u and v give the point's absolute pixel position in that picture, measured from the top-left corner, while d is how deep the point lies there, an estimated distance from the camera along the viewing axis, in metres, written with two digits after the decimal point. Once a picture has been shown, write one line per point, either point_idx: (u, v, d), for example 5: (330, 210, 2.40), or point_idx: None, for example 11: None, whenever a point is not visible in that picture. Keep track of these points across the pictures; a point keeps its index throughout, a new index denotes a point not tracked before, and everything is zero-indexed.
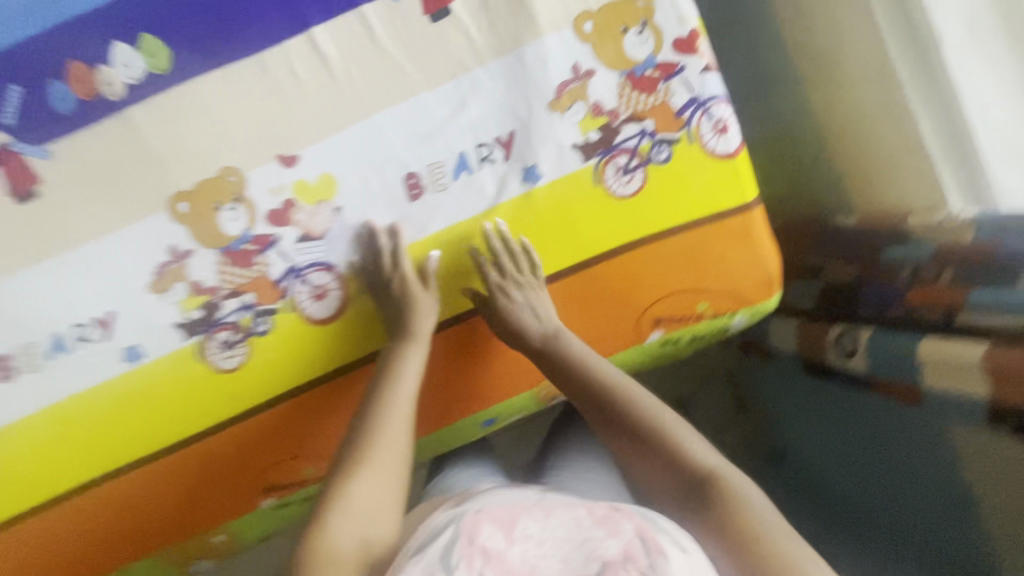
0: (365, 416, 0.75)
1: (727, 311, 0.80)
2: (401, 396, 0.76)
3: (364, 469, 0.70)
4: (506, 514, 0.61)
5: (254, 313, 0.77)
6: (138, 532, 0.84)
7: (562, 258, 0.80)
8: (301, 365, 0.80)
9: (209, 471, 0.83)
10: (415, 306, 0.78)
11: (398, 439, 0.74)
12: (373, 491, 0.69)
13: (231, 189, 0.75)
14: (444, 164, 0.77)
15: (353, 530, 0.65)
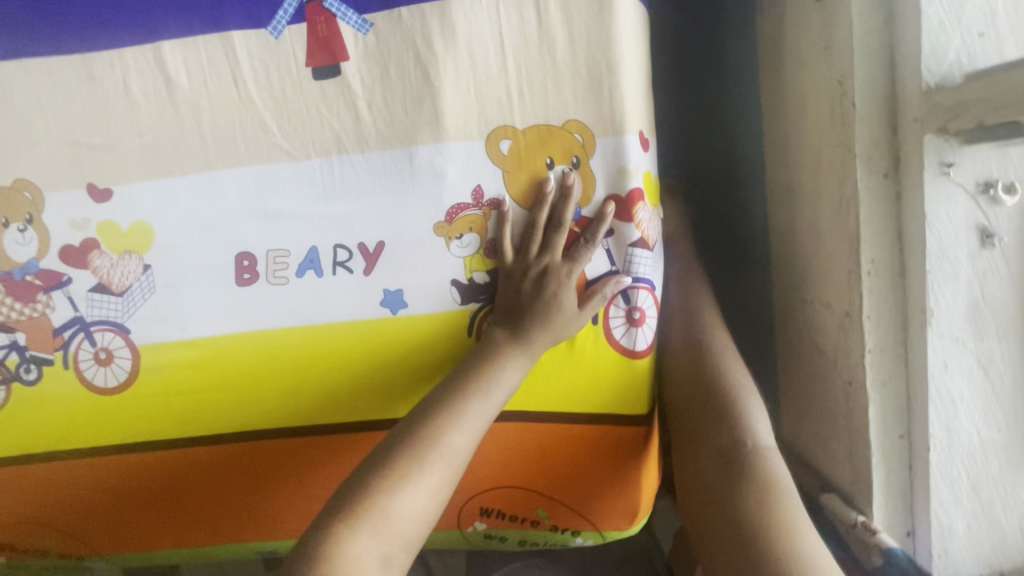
0: (447, 391, 0.53)
1: (571, 529, 0.67)
2: (478, 412, 0.53)
3: (413, 473, 0.48)
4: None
5: (23, 356, 0.64)
6: (19, 525, 0.69)
7: (395, 402, 0.64)
8: (252, 386, 0.64)
9: (127, 488, 0.67)
10: (557, 311, 0.56)
11: (456, 458, 0.51)
12: (421, 506, 0.48)
13: (23, 207, 0.60)
14: (289, 256, 0.61)
15: (382, 545, 0.46)
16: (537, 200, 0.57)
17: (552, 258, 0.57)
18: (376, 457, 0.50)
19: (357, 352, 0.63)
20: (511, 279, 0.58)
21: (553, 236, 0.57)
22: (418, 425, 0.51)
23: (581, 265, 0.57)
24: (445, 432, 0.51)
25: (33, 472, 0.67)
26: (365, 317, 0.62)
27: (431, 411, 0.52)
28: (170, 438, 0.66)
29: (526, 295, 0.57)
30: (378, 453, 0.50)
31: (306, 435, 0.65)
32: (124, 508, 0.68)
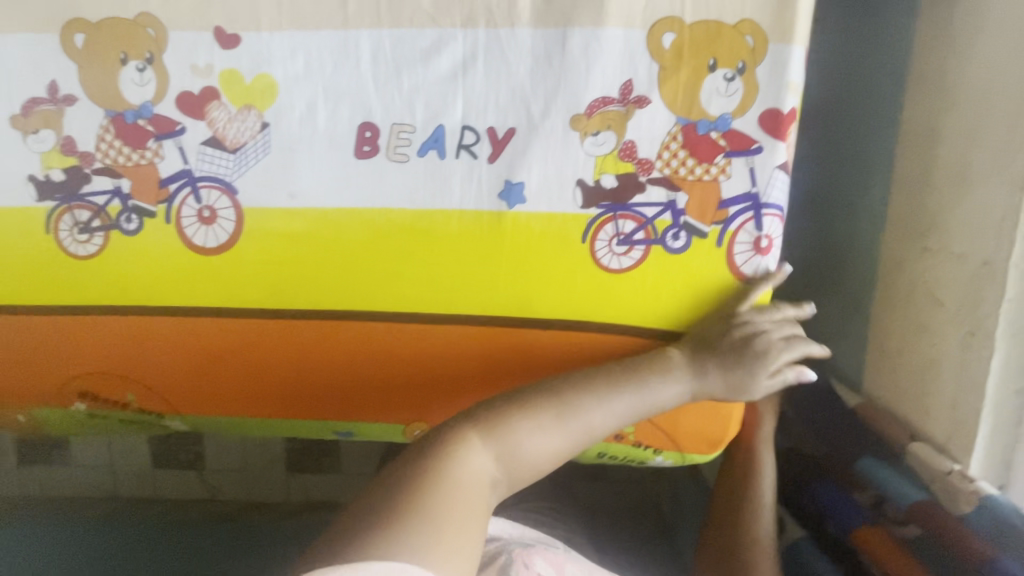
0: (604, 371, 0.53)
1: (651, 446, 0.64)
2: (632, 405, 0.52)
3: (547, 430, 0.49)
4: (553, 557, 0.59)
5: (125, 205, 0.62)
6: (104, 377, 0.68)
7: (507, 301, 0.62)
8: (360, 264, 0.63)
9: (215, 351, 0.66)
10: (754, 342, 0.56)
11: (589, 435, 0.51)
12: (546, 456, 0.49)
13: (143, 44, 0.58)
14: (414, 132, 0.59)
15: (494, 471, 0.47)
16: (729, 105, 0.55)
17: (768, 338, 0.56)
18: (516, 400, 0.50)
19: (471, 242, 0.61)
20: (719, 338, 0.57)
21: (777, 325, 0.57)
22: (564, 391, 0.51)
23: (794, 351, 0.57)
24: (590, 400, 0.51)
25: (128, 322, 0.66)
26: (482, 207, 0.60)
27: (580, 380, 0.52)
28: (264, 308, 0.65)
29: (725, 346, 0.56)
30: (525, 394, 0.50)
31: (402, 321, 0.64)
32: (209, 372, 0.67)
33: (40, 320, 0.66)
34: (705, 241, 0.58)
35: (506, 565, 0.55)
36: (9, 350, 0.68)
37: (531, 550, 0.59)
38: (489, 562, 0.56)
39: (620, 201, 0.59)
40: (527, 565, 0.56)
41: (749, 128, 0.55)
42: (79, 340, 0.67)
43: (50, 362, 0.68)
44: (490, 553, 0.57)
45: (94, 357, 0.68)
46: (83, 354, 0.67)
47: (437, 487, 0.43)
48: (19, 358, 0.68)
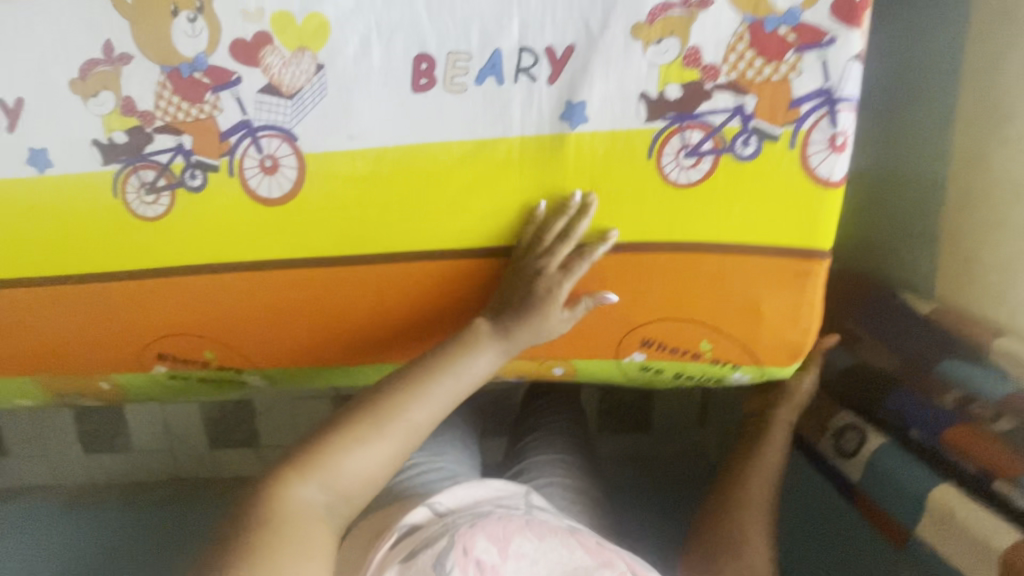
0: (417, 366, 0.57)
1: (728, 363, 0.64)
2: (445, 394, 0.56)
3: (371, 438, 0.52)
4: (501, 532, 0.63)
5: (188, 161, 0.62)
6: (181, 337, 0.70)
7: (574, 228, 0.62)
8: (423, 201, 0.62)
9: (288, 303, 0.67)
10: (537, 284, 0.60)
11: (415, 431, 0.54)
12: (373, 466, 0.52)
13: None
14: (470, 59, 0.58)
15: (322, 495, 0.49)
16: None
17: (550, 283, 0.60)
18: (326, 428, 0.53)
19: (534, 170, 0.60)
20: (506, 296, 0.61)
21: (564, 249, 0.60)
22: (376, 400, 0.54)
23: (572, 279, 0.61)
24: (402, 399, 0.54)
25: (198, 281, 0.67)
26: (543, 132, 0.59)
27: (391, 384, 0.55)
28: (331, 256, 0.65)
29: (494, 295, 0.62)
30: (340, 415, 0.53)
31: (470, 256, 0.64)
32: (284, 323, 0.69)
33: (114, 286, 0.67)
34: (776, 145, 0.57)
35: (441, 551, 0.59)
36: (85, 319, 0.69)
37: (475, 528, 0.62)
38: (431, 542, 0.61)
39: (687, 112, 0.57)
40: (466, 551, 0.59)
41: (821, 18, 0.53)
42: (154, 303, 0.68)
43: (127, 328, 0.69)
44: (436, 533, 0.62)
45: (168, 319, 0.69)
46: (159, 316, 0.69)
47: (254, 545, 0.44)
48: (96, 326, 0.70)
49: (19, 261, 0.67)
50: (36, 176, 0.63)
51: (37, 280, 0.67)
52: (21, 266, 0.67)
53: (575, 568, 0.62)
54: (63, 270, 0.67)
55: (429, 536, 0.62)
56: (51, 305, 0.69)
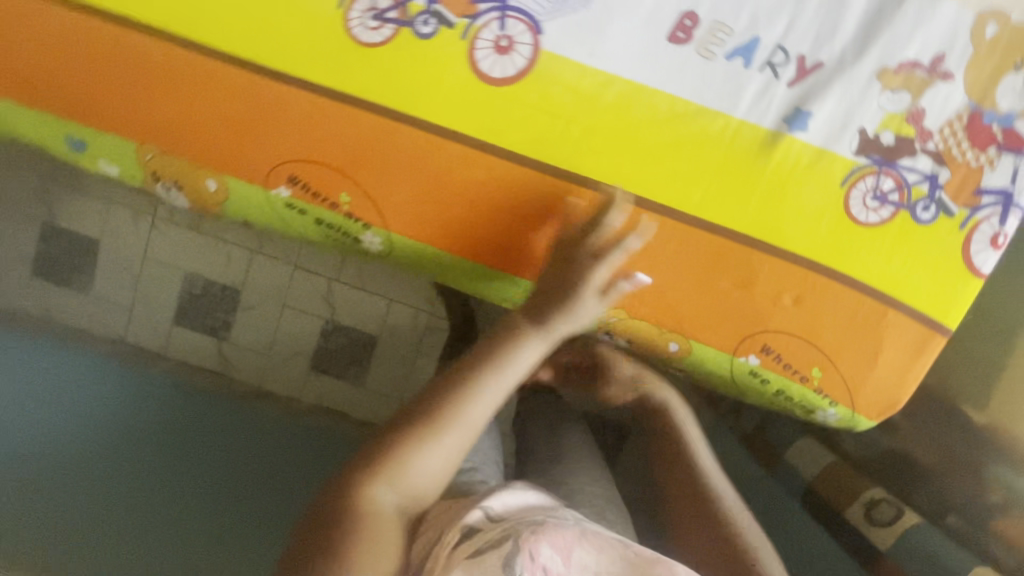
0: (468, 368, 0.60)
1: (829, 397, 0.68)
2: (495, 397, 0.59)
3: (428, 440, 0.56)
4: (563, 538, 0.55)
5: (429, 7, 0.62)
6: (326, 170, 0.67)
7: (748, 221, 0.65)
8: (625, 140, 0.64)
9: (451, 180, 0.66)
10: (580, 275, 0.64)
11: (468, 431, 0.58)
12: (437, 464, 0.56)
13: None
14: (730, 34, 0.62)
15: (394, 492, 0.54)
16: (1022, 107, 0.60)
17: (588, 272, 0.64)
18: (393, 436, 0.56)
19: (738, 155, 0.64)
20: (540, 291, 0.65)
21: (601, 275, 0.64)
22: (432, 405, 0.58)
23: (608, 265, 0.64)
24: (467, 406, 0.58)
25: (375, 122, 0.65)
26: (762, 124, 0.63)
27: (450, 388, 0.59)
28: (514, 154, 0.65)
29: (539, 296, 0.65)
30: (400, 420, 0.58)
31: (643, 207, 0.66)
32: (437, 199, 0.68)
33: (289, 91, 0.65)
34: (948, 219, 0.63)
35: (508, 555, 0.52)
36: (238, 109, 0.66)
37: (539, 531, 0.54)
38: (496, 545, 0.53)
39: (889, 159, 0.62)
40: (535, 559, 0.52)
41: None
42: (319, 124, 0.66)
43: (276, 136, 0.67)
44: (499, 535, 0.54)
45: (325, 146, 0.67)
46: (317, 139, 0.66)
47: (360, 532, 0.50)
48: (245, 121, 0.66)
49: (206, 24, 0.63)
50: None
51: (210, 50, 0.64)
52: (205, 30, 0.63)
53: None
54: (245, 53, 0.64)
55: (488, 540, 0.54)
56: (211, 81, 0.65)
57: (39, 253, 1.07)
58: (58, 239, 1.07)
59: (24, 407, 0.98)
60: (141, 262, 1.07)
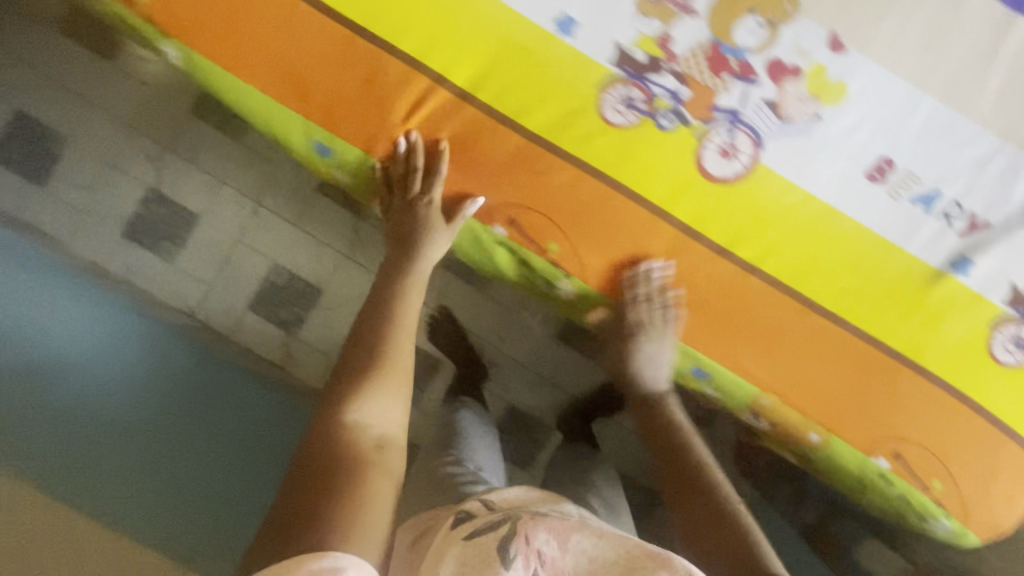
0: (378, 335, 0.68)
1: (944, 508, 0.77)
2: (404, 338, 0.69)
3: (373, 389, 0.62)
4: (559, 524, 0.56)
5: (674, 106, 0.72)
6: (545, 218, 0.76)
7: (903, 339, 0.74)
8: (813, 250, 0.74)
9: (654, 250, 0.76)
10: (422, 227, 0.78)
11: (398, 368, 0.65)
12: (390, 411, 0.61)
13: (776, 12, 0.71)
14: (918, 183, 0.73)
15: (369, 428, 0.59)
16: None
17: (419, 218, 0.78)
18: (333, 400, 0.61)
19: (905, 282, 0.74)
20: (400, 247, 0.80)
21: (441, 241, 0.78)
22: (361, 363, 0.65)
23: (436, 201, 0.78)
24: (392, 347, 0.67)
25: (601, 190, 0.74)
26: (931, 262, 0.73)
27: (367, 347, 0.66)
28: (714, 240, 0.75)
29: (394, 250, 0.80)
30: (336, 390, 0.62)
31: (813, 311, 0.74)
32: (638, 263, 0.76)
33: (535, 147, 0.73)
34: None
35: (502, 536, 0.53)
36: (485, 151, 0.75)
37: (537, 519, 0.56)
38: (493, 525, 0.55)
39: None
40: (530, 542, 0.53)
41: None
42: (551, 179, 0.75)
43: (508, 181, 0.75)
44: (495, 519, 0.56)
45: (551, 199, 0.75)
46: (546, 191, 0.75)
47: (352, 483, 0.53)
48: (487, 162, 0.75)
49: (480, 75, 0.72)
50: (553, 34, 0.71)
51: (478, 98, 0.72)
52: (479, 80, 0.72)
53: (632, 562, 0.52)
54: (508, 107, 0.73)
55: (484, 523, 0.56)
56: (469, 124, 0.74)
57: (135, 214, 1.09)
58: (160, 206, 1.10)
59: (89, 371, 1.03)
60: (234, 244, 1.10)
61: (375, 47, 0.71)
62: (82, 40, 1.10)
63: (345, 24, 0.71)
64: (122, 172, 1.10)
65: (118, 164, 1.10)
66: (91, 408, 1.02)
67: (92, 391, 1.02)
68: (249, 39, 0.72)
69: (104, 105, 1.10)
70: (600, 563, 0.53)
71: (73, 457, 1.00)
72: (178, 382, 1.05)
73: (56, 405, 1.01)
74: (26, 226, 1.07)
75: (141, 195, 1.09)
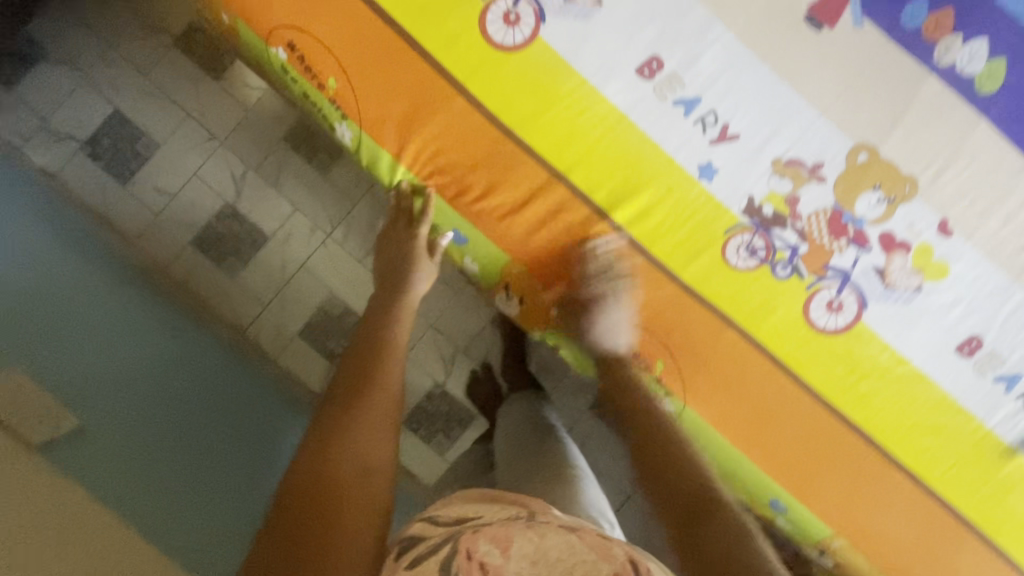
0: (371, 357, 0.67)
1: None
2: (394, 353, 0.69)
3: (359, 408, 0.60)
4: (501, 534, 0.46)
5: (791, 258, 0.79)
6: (661, 339, 0.82)
7: (968, 505, 0.80)
8: (897, 408, 0.80)
9: (752, 383, 0.81)
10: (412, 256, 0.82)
11: (383, 391, 0.63)
12: (377, 436, 0.59)
13: (896, 191, 0.78)
14: (1003, 364, 0.79)
15: (353, 449, 0.56)
16: None
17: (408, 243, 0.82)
18: (319, 426, 0.59)
19: (977, 452, 0.80)
20: (392, 278, 0.84)
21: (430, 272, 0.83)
22: (346, 391, 0.62)
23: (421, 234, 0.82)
24: (385, 369, 0.66)
25: (712, 321, 0.80)
26: (1004, 438, 0.79)
27: (359, 369, 0.65)
28: (807, 382, 0.80)
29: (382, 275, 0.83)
30: (319, 417, 0.60)
31: (887, 463, 0.80)
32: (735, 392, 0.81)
33: (657, 273, 0.80)
34: None
35: (444, 560, 0.45)
36: (613, 268, 0.80)
37: (478, 531, 0.47)
38: (432, 549, 0.47)
39: None
40: (471, 556, 0.44)
41: None
42: (671, 306, 0.81)
43: (628, 300, 0.81)
44: (438, 540, 0.48)
45: (669, 324, 0.81)
46: (664, 314, 0.81)
47: (334, 514, 0.50)
48: (612, 279, 0.80)
49: (620, 201, 0.79)
50: (693, 176, 0.78)
51: (614, 219, 0.79)
52: (618, 205, 0.79)
53: (577, 562, 0.44)
54: (640, 233, 0.79)
55: (425, 549, 0.47)
56: (602, 242, 0.79)
57: (208, 224, 1.13)
58: (234, 221, 1.13)
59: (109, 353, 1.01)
60: (297, 269, 1.15)
61: (530, 161, 0.78)
62: (197, 56, 1.14)
63: (508, 136, 0.77)
64: (207, 185, 1.13)
65: (201, 174, 1.13)
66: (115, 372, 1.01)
67: (118, 354, 1.02)
68: (430, 142, 0.79)
69: (203, 118, 1.13)
70: (544, 564, 0.44)
71: (95, 446, 0.95)
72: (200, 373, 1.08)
73: (85, 361, 1.00)
74: (94, 211, 1.10)
75: (216, 210, 1.12)
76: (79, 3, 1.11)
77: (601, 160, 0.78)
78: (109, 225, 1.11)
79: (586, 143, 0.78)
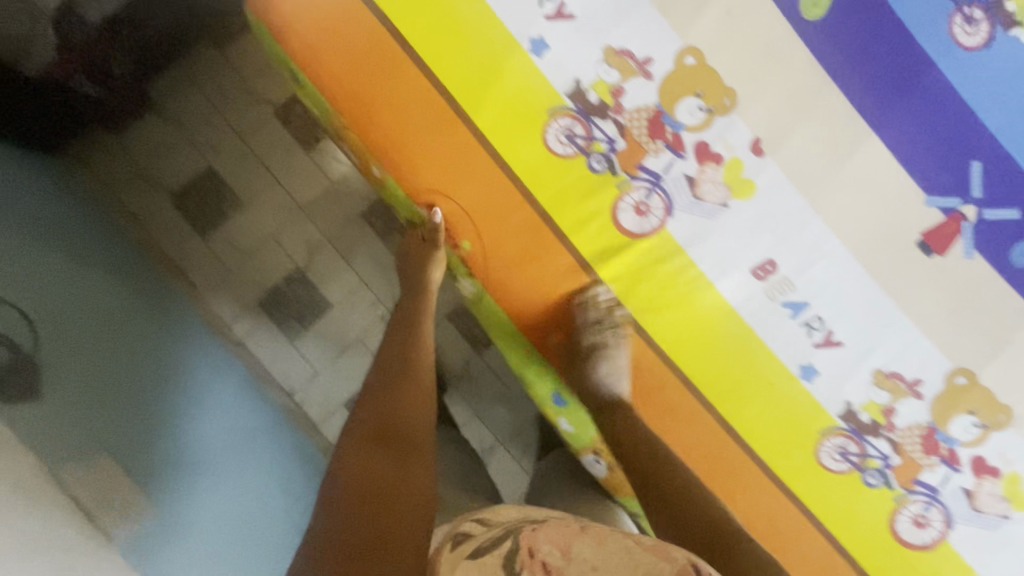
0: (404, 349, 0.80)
1: None
2: (425, 347, 0.80)
3: (396, 386, 0.74)
4: (563, 539, 0.53)
5: (882, 468, 0.81)
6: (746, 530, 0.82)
7: None
8: None
9: None
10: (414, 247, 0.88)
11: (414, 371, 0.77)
12: (414, 408, 0.72)
13: (992, 419, 0.80)
14: None
15: (391, 418, 0.69)
16: None
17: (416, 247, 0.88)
18: (364, 409, 0.71)
19: None
20: (409, 282, 0.89)
21: (436, 274, 0.87)
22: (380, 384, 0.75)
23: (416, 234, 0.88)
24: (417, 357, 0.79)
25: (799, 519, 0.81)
26: None
27: (393, 359, 0.78)
28: None
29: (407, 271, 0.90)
30: (364, 403, 0.72)
31: None
32: None
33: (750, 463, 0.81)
34: None
35: (507, 553, 0.52)
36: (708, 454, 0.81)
37: (539, 533, 0.54)
38: (496, 543, 0.54)
39: None
40: (534, 554, 0.50)
41: None
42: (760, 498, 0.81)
43: (720, 486, 0.82)
44: (499, 536, 0.56)
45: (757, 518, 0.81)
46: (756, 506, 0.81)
47: (387, 478, 0.61)
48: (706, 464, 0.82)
49: (723, 391, 0.81)
50: (795, 376, 0.81)
51: (715, 407, 0.81)
52: (721, 394, 0.81)
53: (638, 564, 0.48)
54: (739, 425, 0.81)
55: (487, 541, 0.55)
56: (703, 429, 0.81)
57: (276, 288, 1.22)
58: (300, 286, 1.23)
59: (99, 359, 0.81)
60: (354, 340, 1.23)
61: (641, 340, 0.81)
62: (292, 128, 1.22)
63: (623, 316, 0.80)
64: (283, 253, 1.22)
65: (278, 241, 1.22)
66: (104, 338, 0.83)
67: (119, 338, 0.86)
68: (537, 281, 0.81)
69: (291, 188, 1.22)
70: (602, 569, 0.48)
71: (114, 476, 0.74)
72: (194, 366, 0.95)
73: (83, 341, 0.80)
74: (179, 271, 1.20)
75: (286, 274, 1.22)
76: (200, 76, 1.20)
77: (708, 349, 0.81)
78: (189, 282, 1.19)
79: (696, 331, 0.81)
